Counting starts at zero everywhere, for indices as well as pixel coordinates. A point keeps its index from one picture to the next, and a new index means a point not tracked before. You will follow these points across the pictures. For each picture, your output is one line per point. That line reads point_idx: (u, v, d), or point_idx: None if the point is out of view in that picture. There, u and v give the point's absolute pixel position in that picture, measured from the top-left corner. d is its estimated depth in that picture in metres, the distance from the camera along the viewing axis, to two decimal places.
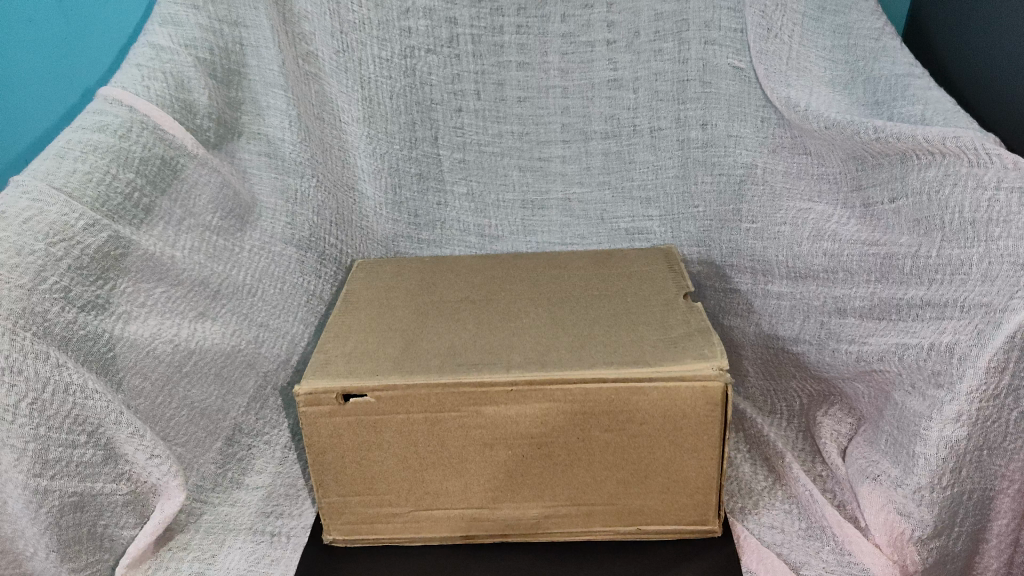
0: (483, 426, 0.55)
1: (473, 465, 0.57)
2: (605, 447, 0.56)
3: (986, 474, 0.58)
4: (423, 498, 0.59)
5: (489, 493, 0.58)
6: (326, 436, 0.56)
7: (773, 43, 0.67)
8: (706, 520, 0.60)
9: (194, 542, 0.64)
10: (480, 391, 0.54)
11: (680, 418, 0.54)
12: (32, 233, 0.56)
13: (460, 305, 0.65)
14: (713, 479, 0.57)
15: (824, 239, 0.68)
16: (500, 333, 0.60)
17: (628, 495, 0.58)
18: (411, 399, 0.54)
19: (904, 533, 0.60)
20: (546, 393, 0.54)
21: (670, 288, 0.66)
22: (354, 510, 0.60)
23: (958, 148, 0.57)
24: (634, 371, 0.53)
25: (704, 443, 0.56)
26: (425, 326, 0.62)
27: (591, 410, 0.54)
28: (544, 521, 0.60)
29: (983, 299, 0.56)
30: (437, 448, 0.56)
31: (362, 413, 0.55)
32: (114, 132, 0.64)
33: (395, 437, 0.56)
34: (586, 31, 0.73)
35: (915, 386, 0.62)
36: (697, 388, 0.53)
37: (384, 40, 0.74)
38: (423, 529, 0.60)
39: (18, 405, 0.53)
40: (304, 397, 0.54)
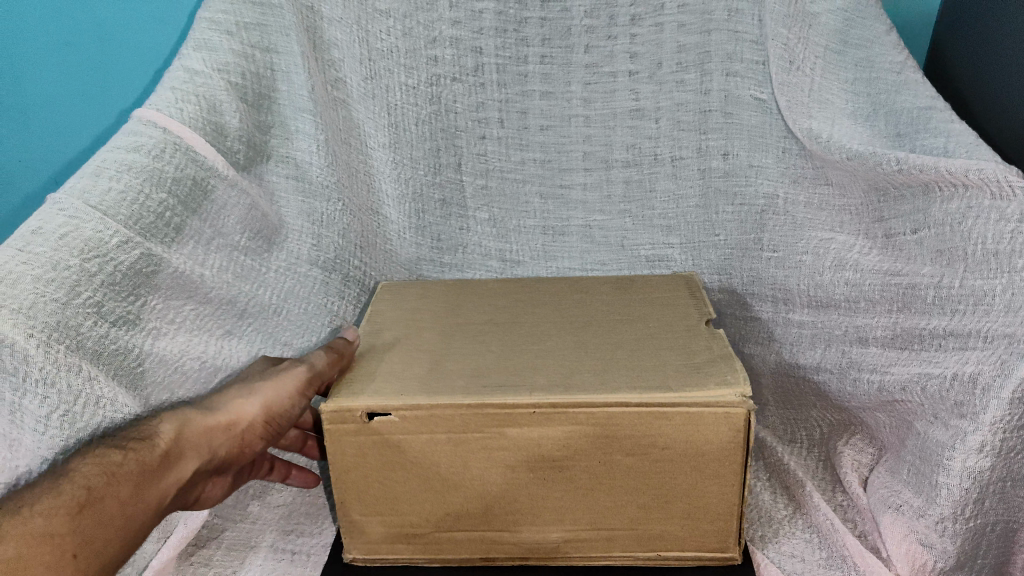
0: (506, 448, 0.55)
1: (496, 488, 0.57)
2: (627, 471, 0.56)
3: (1010, 506, 0.61)
4: (444, 519, 0.59)
5: (510, 516, 0.59)
6: (349, 454, 0.56)
7: (795, 76, 0.68)
8: (726, 548, 0.60)
9: (216, 558, 0.66)
10: (504, 413, 0.54)
11: (703, 443, 0.54)
12: (68, 248, 0.58)
13: (484, 327, 0.66)
14: (734, 507, 0.57)
15: (846, 269, 0.69)
16: (525, 356, 0.60)
17: (649, 520, 0.59)
18: (435, 419, 0.54)
19: (926, 564, 0.62)
20: (570, 416, 0.54)
21: (692, 314, 0.66)
22: (375, 529, 0.60)
23: (980, 180, 0.58)
24: (658, 397, 0.53)
25: (726, 470, 0.56)
26: (451, 348, 0.62)
27: (615, 434, 0.54)
28: (564, 545, 0.60)
29: (1006, 330, 0.59)
30: (459, 469, 0.56)
31: (386, 433, 0.55)
32: (148, 153, 0.65)
33: (417, 457, 0.56)
34: (609, 62, 0.74)
35: (938, 417, 0.64)
36: (721, 414, 0.53)
37: (411, 68, 0.75)
38: (443, 551, 0.61)
39: (50, 416, 0.57)
40: (329, 414, 0.55)
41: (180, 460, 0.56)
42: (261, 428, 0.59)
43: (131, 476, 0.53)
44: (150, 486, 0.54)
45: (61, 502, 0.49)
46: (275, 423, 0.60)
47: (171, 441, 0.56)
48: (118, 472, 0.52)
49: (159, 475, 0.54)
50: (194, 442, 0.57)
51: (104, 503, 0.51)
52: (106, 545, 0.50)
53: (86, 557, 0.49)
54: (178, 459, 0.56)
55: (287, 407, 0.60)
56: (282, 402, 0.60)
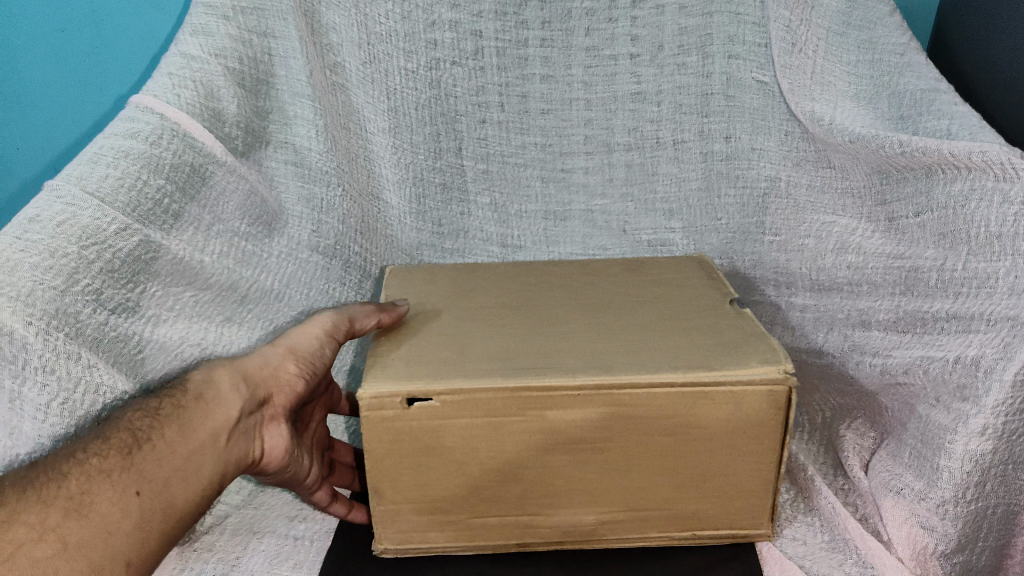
0: (546, 431, 0.54)
1: (533, 473, 0.56)
2: (665, 451, 0.56)
3: (1010, 489, 0.61)
4: (479, 504, 0.58)
5: (544, 500, 0.58)
6: (385, 441, 0.55)
7: (797, 58, 0.68)
8: (760, 524, 0.60)
9: (218, 544, 0.67)
10: (547, 396, 0.53)
11: (743, 422, 0.55)
12: (65, 236, 0.58)
13: (503, 310, 0.65)
14: (768, 483, 0.58)
15: (849, 252, 0.70)
16: (553, 338, 0.60)
17: (683, 500, 0.59)
18: (475, 403, 0.53)
19: (927, 547, 0.63)
20: (612, 397, 0.53)
21: (712, 294, 0.66)
22: (407, 516, 0.59)
23: (983, 163, 0.58)
24: (702, 377, 0.53)
25: (763, 447, 0.56)
26: (474, 331, 0.61)
27: (657, 414, 0.54)
28: (599, 527, 0.60)
29: (1009, 312, 0.58)
30: (498, 453, 0.55)
31: (426, 418, 0.54)
32: (145, 139, 0.64)
33: (455, 442, 0.55)
34: (610, 45, 0.74)
35: (939, 400, 0.64)
36: (764, 392, 0.53)
37: (410, 52, 0.74)
38: (476, 536, 0.60)
39: (50, 404, 0.57)
40: (369, 401, 0.53)
41: (221, 400, 0.56)
42: (290, 364, 0.62)
43: (173, 417, 0.53)
44: (198, 423, 0.53)
45: (111, 444, 0.50)
46: (303, 359, 0.62)
47: (204, 382, 0.57)
48: (162, 412, 0.53)
49: (204, 414, 0.54)
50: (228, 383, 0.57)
51: (154, 442, 0.51)
52: (167, 484, 0.50)
53: (149, 493, 0.49)
54: (221, 400, 0.56)
55: (309, 348, 0.63)
56: (304, 341, 0.63)
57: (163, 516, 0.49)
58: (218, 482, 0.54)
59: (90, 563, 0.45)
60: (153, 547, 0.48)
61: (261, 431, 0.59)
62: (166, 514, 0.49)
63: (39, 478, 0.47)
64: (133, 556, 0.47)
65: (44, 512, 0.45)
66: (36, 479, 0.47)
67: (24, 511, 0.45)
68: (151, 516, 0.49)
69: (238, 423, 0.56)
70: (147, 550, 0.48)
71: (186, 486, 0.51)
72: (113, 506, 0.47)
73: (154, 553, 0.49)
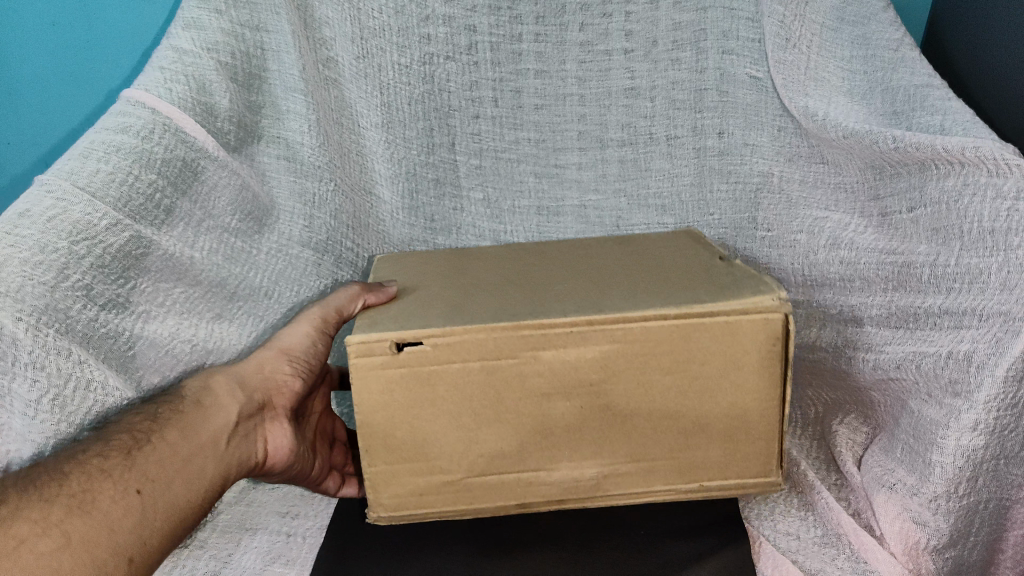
0: (542, 374, 0.54)
1: (532, 422, 0.55)
2: (666, 394, 0.55)
3: (1003, 484, 0.62)
4: (475, 462, 0.56)
5: (545, 454, 0.56)
6: (376, 391, 0.54)
7: (792, 53, 0.67)
8: (770, 473, 0.58)
9: (210, 541, 0.66)
10: (539, 334, 0.53)
11: (743, 356, 0.54)
12: (55, 231, 0.58)
13: (504, 276, 0.64)
14: (775, 425, 0.56)
15: (841, 247, 0.70)
16: (552, 291, 0.59)
17: (689, 448, 0.57)
18: (467, 345, 0.53)
19: (920, 542, 0.63)
20: (606, 333, 0.53)
21: (703, 253, 0.64)
22: (401, 480, 0.57)
23: (977, 158, 0.58)
24: (695, 309, 0.52)
25: (765, 385, 0.55)
26: (473, 291, 0.61)
27: (653, 350, 0.53)
28: (603, 482, 0.57)
29: (1000, 308, 0.59)
30: (493, 403, 0.54)
31: (416, 363, 0.53)
32: (137, 134, 0.64)
33: (448, 391, 0.54)
34: (604, 40, 0.74)
35: (932, 395, 0.64)
36: (760, 320, 0.53)
37: (404, 47, 0.74)
38: (475, 501, 0.58)
39: (40, 401, 0.57)
40: (356, 347, 0.53)
41: (219, 406, 0.57)
42: (285, 363, 0.62)
43: (172, 422, 0.53)
44: (198, 427, 0.54)
45: (111, 446, 0.50)
46: (298, 359, 0.63)
47: (200, 389, 0.57)
48: (161, 416, 0.54)
49: (203, 418, 0.55)
50: (224, 388, 0.58)
51: (153, 442, 0.51)
52: (168, 483, 0.50)
53: (151, 492, 0.49)
54: (218, 405, 0.57)
55: (303, 347, 0.63)
56: (297, 341, 0.63)
57: (166, 514, 0.49)
58: (221, 484, 0.55)
59: (93, 562, 0.44)
60: (156, 546, 0.48)
61: (263, 432, 0.60)
62: (169, 513, 0.50)
63: (41, 477, 0.47)
64: (137, 552, 0.47)
65: (47, 509, 0.45)
66: (38, 477, 0.47)
67: (27, 507, 0.44)
68: (154, 514, 0.49)
69: (236, 427, 0.57)
70: (150, 548, 0.48)
71: (188, 486, 0.51)
72: (116, 504, 0.47)
73: (157, 551, 0.49)
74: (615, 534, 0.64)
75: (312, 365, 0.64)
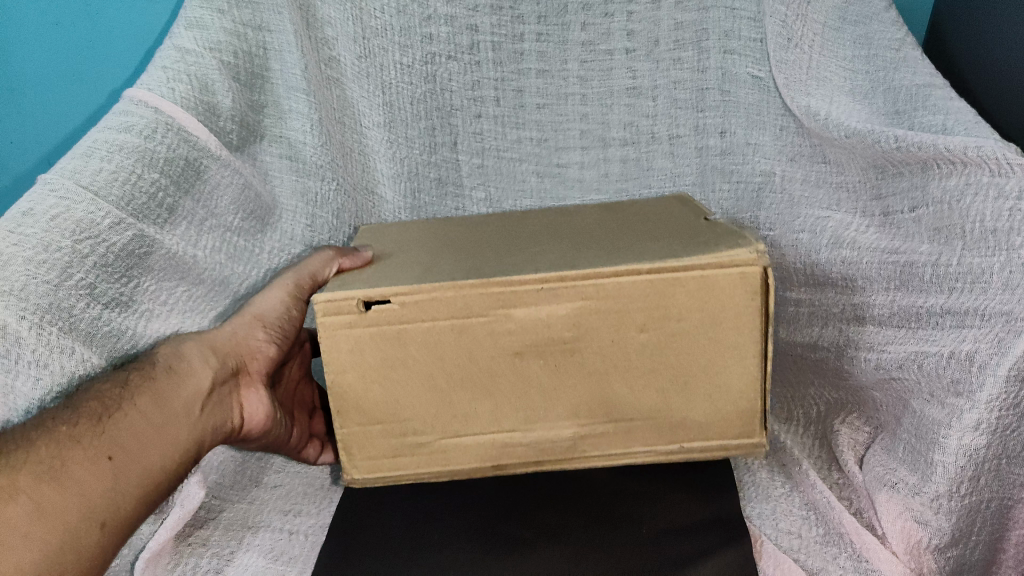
0: (513, 332, 0.54)
1: (505, 382, 0.56)
2: (640, 352, 0.55)
3: (1004, 484, 0.62)
4: (451, 424, 0.57)
5: (520, 414, 0.57)
6: (347, 350, 0.55)
7: (793, 53, 0.68)
8: (752, 434, 0.57)
9: (213, 538, 0.66)
10: (509, 292, 0.53)
11: (719, 310, 0.53)
12: (59, 231, 0.58)
13: (487, 236, 0.64)
14: (755, 382, 0.56)
15: (843, 247, 0.70)
16: (528, 249, 0.59)
17: (666, 406, 0.56)
18: (437, 304, 0.53)
19: (921, 541, 0.63)
20: (577, 290, 0.53)
21: (692, 215, 0.62)
22: (377, 441, 0.58)
23: (979, 158, 0.58)
24: (666, 263, 0.52)
25: (744, 340, 0.55)
26: (453, 252, 0.61)
27: (626, 307, 0.53)
28: (580, 442, 0.58)
29: (1003, 308, 0.59)
30: (466, 362, 0.55)
31: (386, 323, 0.54)
32: (140, 133, 0.64)
33: (419, 350, 0.55)
34: (606, 39, 0.74)
35: (934, 395, 0.64)
36: (735, 274, 0.52)
37: (406, 46, 0.74)
38: (451, 462, 0.59)
39: (44, 400, 0.58)
40: (323, 307, 0.54)
41: (191, 374, 0.56)
42: (259, 330, 0.62)
43: (143, 390, 0.53)
44: (170, 395, 0.54)
45: (81, 415, 0.50)
46: (271, 325, 0.63)
47: (171, 356, 0.57)
48: (131, 383, 0.53)
49: (177, 386, 0.55)
50: (196, 355, 0.58)
51: (123, 410, 0.51)
52: (140, 450, 0.50)
53: (122, 459, 0.49)
54: (191, 372, 0.56)
55: (277, 314, 0.63)
56: (271, 308, 0.63)
57: (139, 481, 0.50)
58: (196, 451, 0.55)
59: (65, 529, 0.45)
60: (131, 512, 0.49)
61: (239, 398, 0.60)
62: (141, 479, 0.50)
63: (11, 446, 0.47)
64: (109, 517, 0.47)
65: (16, 475, 0.45)
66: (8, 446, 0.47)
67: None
68: (126, 480, 0.49)
69: (209, 393, 0.57)
70: (125, 514, 0.48)
71: (161, 453, 0.51)
72: (87, 471, 0.47)
73: (133, 517, 0.49)
74: (611, 534, 0.63)
75: (285, 331, 0.64)
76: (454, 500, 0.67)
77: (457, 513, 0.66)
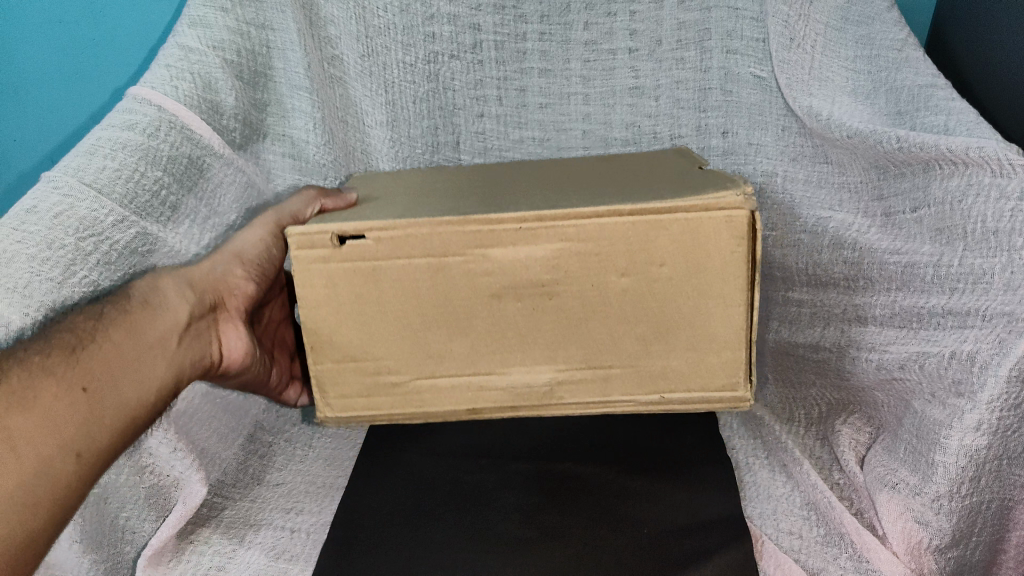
0: (490, 272, 0.56)
1: (478, 320, 0.58)
2: (620, 296, 0.57)
3: (1004, 485, 0.61)
4: (425, 364, 0.60)
5: (497, 355, 0.59)
6: (319, 286, 0.58)
7: (796, 52, 0.68)
8: (737, 387, 0.59)
9: (214, 536, 0.65)
10: (487, 231, 0.55)
11: (702, 256, 0.55)
12: (63, 228, 0.58)
13: (474, 181, 0.66)
14: (742, 332, 0.58)
15: (845, 248, 0.70)
16: (513, 192, 0.61)
17: (649, 356, 0.59)
18: (412, 240, 0.56)
19: (921, 542, 0.61)
20: (558, 231, 0.55)
21: (686, 163, 0.64)
22: (349, 378, 0.61)
23: (980, 158, 0.58)
24: (651, 205, 0.53)
25: (729, 288, 0.56)
26: (440, 193, 0.63)
27: (606, 250, 0.55)
28: (557, 388, 0.60)
29: (1005, 308, 0.58)
30: (441, 302, 0.58)
31: (357, 257, 0.57)
32: (143, 131, 0.64)
33: (393, 287, 0.57)
34: (608, 39, 0.74)
35: (935, 395, 0.64)
36: (720, 217, 0.54)
37: (408, 45, 0.74)
38: (428, 403, 0.62)
39: None
40: (297, 240, 0.57)
41: (169, 307, 0.56)
42: (236, 267, 0.62)
43: (120, 321, 0.53)
44: (147, 327, 0.54)
45: (56, 344, 0.49)
46: (249, 263, 0.63)
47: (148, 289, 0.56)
48: (107, 315, 0.53)
49: (154, 318, 0.54)
50: (174, 288, 0.58)
51: (100, 342, 0.51)
52: (114, 382, 0.50)
53: (97, 389, 0.49)
54: (167, 305, 0.56)
55: (255, 251, 0.63)
56: (249, 245, 0.63)
57: (115, 412, 0.50)
58: (174, 384, 0.55)
59: (39, 457, 0.45)
60: (107, 442, 0.49)
61: (217, 333, 0.61)
62: (114, 410, 0.50)
63: None
64: (83, 447, 0.47)
65: None
66: None
67: None
68: (100, 411, 0.49)
69: (187, 327, 0.57)
70: (100, 443, 0.49)
71: (137, 385, 0.52)
72: (61, 401, 0.47)
73: (108, 449, 0.49)
74: (609, 533, 0.63)
75: (262, 268, 0.64)
76: (454, 506, 0.67)
77: (459, 517, 0.66)
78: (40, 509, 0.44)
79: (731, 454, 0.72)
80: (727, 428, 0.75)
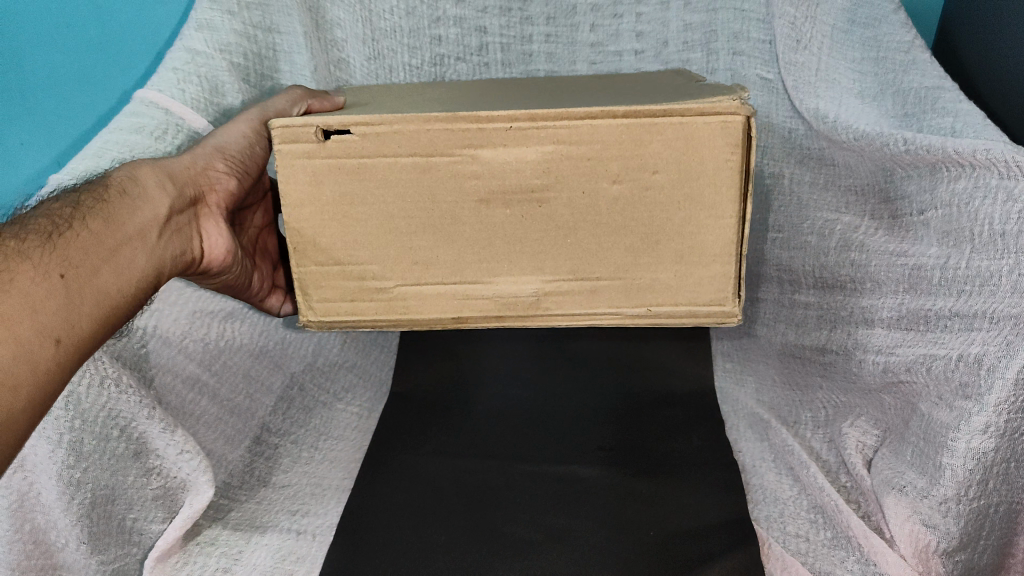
0: (479, 174, 0.51)
1: (467, 227, 0.53)
2: (613, 204, 0.51)
3: (1013, 488, 0.59)
4: (410, 270, 0.54)
5: (483, 264, 0.54)
6: (304, 183, 0.52)
7: (801, 54, 0.69)
8: (724, 300, 0.54)
9: (221, 537, 0.64)
10: (475, 129, 0.50)
11: (695, 164, 0.50)
12: None
13: (459, 87, 0.63)
14: (731, 246, 0.52)
15: (852, 249, 0.72)
16: (506, 98, 0.57)
17: (637, 267, 0.53)
18: (399, 136, 0.50)
19: (929, 544, 0.60)
20: (548, 132, 0.50)
21: (678, 78, 0.62)
22: (329, 283, 0.55)
23: (988, 160, 0.57)
24: (643, 109, 0.49)
25: (721, 197, 0.51)
26: (429, 101, 0.58)
27: (601, 155, 0.50)
28: (544, 299, 0.54)
29: (1011, 311, 0.57)
30: (427, 204, 0.52)
31: (342, 155, 0.51)
32: (150, 133, 0.63)
33: (380, 185, 0.52)
34: (615, 41, 0.74)
35: (942, 398, 0.62)
36: (714, 122, 0.49)
37: (414, 48, 0.75)
38: (409, 312, 0.56)
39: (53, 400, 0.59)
40: (281, 132, 0.51)
41: (148, 199, 0.53)
42: (219, 161, 0.58)
43: (97, 212, 0.50)
44: (125, 217, 0.51)
45: (33, 230, 0.47)
46: (233, 158, 0.58)
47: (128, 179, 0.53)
48: (84, 206, 0.50)
49: (132, 210, 0.51)
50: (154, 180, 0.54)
51: (75, 229, 0.48)
52: (93, 271, 0.48)
53: (75, 277, 0.47)
54: (147, 197, 0.53)
55: (239, 147, 0.59)
56: (232, 141, 0.59)
57: (93, 299, 0.48)
58: (153, 277, 0.53)
59: (19, 342, 0.43)
60: (88, 333, 0.47)
61: (197, 229, 0.57)
62: (92, 298, 0.48)
63: None
64: (64, 334, 0.45)
65: None
66: None
67: None
68: (80, 298, 0.47)
69: (167, 221, 0.54)
70: (81, 334, 0.47)
71: (118, 273, 0.50)
72: (39, 286, 0.45)
73: (90, 339, 0.48)
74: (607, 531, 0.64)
75: (246, 167, 0.60)
76: (457, 502, 0.68)
77: (463, 513, 0.67)
78: (18, 396, 0.42)
79: (736, 456, 0.72)
80: (735, 432, 0.75)
